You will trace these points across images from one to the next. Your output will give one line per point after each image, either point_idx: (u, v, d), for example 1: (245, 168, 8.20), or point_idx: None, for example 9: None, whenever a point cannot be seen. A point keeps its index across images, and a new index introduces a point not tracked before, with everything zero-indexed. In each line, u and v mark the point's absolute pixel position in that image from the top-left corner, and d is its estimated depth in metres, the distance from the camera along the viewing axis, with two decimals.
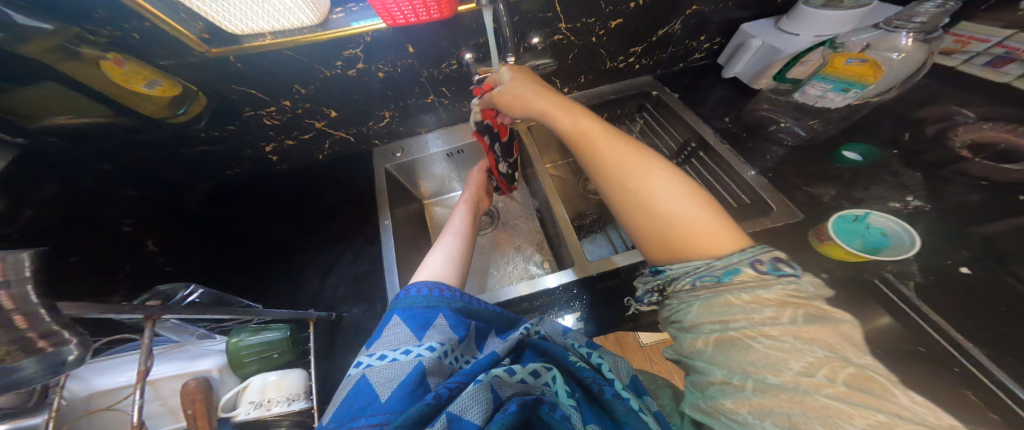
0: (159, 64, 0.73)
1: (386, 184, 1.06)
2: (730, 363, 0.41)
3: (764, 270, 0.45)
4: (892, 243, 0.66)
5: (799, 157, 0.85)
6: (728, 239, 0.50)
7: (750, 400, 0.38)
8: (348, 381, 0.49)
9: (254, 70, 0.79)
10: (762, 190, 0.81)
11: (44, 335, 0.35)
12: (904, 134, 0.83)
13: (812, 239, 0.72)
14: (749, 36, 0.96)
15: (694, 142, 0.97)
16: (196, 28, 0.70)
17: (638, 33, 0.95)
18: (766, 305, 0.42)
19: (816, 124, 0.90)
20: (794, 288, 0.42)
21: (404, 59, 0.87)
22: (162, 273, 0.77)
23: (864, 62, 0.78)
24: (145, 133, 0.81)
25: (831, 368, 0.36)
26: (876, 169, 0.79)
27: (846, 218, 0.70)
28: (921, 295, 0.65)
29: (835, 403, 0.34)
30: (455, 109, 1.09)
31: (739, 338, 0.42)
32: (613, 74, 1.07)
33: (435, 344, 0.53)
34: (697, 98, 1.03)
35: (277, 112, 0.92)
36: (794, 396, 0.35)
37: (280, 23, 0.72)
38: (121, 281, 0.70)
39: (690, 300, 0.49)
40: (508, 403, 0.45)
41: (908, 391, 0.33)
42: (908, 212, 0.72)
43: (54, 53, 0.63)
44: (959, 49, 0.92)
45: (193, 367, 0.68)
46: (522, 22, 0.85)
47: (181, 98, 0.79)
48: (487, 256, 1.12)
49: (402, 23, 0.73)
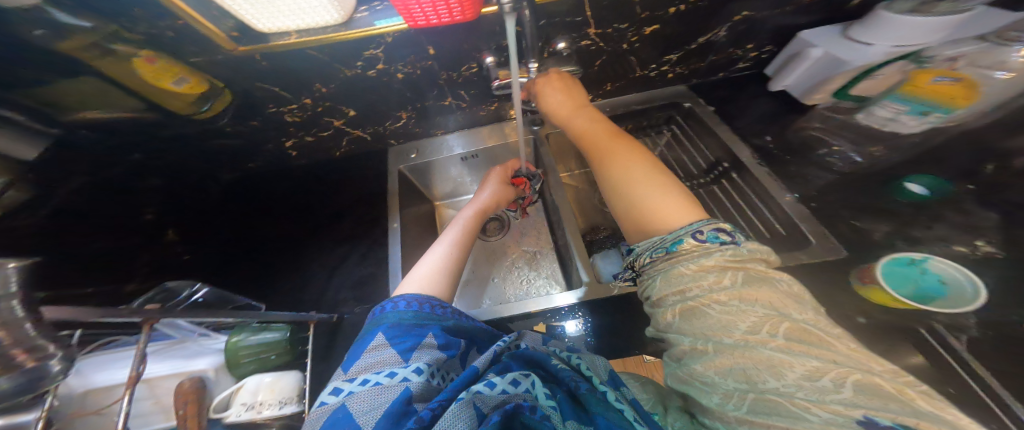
0: (189, 61, 0.73)
1: (398, 185, 1.04)
2: (693, 332, 0.45)
3: (704, 239, 0.50)
4: (950, 293, 0.58)
5: (845, 184, 0.76)
6: (682, 216, 0.56)
7: (713, 361, 0.42)
8: (322, 413, 0.45)
9: (277, 68, 0.78)
10: (800, 220, 0.72)
11: (26, 351, 0.32)
12: (988, 166, 0.71)
13: (854, 280, 0.64)
14: (809, 45, 0.84)
15: (726, 161, 0.89)
16: (225, 26, 0.70)
17: (673, 41, 0.89)
18: (709, 271, 0.47)
19: (880, 151, 0.80)
20: (731, 253, 0.48)
21: (424, 61, 0.85)
22: (179, 262, 0.82)
23: (957, 82, 0.70)
24: (169, 128, 0.82)
25: (770, 324, 0.40)
26: (940, 206, 0.69)
27: (901, 260, 0.61)
28: (981, 357, 0.56)
29: (778, 353, 0.38)
30: (472, 111, 1.06)
31: (695, 307, 0.46)
32: (642, 83, 1.02)
33: (422, 365, 0.50)
34: (732, 112, 0.96)
35: (299, 109, 0.91)
36: (743, 351, 0.40)
37: (305, 22, 0.71)
38: (140, 272, 0.73)
39: (655, 274, 0.54)
40: (491, 416, 0.40)
41: (842, 340, 0.38)
42: (976, 259, 0.62)
43: (89, 50, 0.64)
44: None
45: (188, 366, 0.64)
46: (548, 26, 0.81)
47: (207, 94, 0.80)
48: (495, 265, 1.09)
49: (423, 25, 0.70)
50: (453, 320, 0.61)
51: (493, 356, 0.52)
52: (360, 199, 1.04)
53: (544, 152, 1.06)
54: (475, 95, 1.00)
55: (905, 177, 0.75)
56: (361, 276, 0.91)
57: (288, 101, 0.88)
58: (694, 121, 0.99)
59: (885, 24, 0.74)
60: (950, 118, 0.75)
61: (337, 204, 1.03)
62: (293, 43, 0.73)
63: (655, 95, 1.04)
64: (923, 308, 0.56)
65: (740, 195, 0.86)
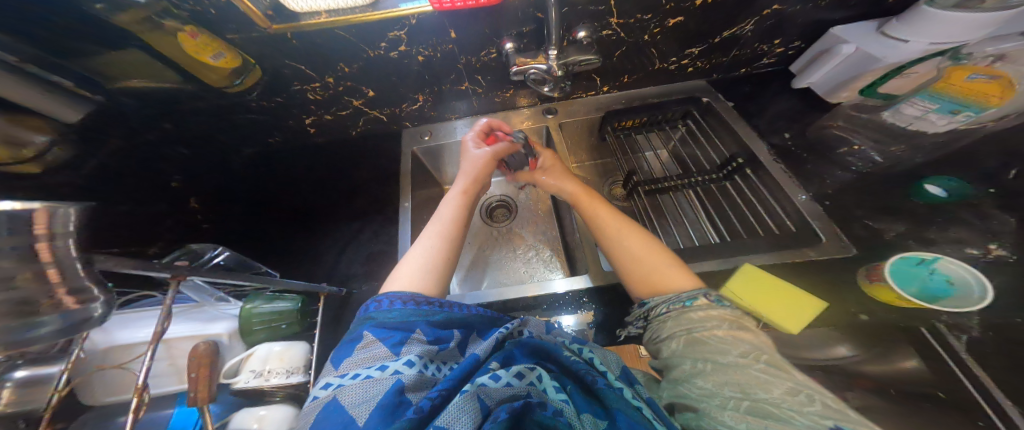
0: (227, 37, 0.73)
1: (411, 166, 1.04)
2: (693, 357, 0.50)
3: (712, 300, 0.56)
4: (953, 294, 0.60)
5: (860, 184, 0.77)
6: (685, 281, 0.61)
7: (710, 375, 0.47)
8: (316, 406, 0.43)
9: (307, 47, 0.78)
10: (813, 218, 0.73)
11: (73, 292, 0.35)
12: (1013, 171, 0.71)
13: (861, 278, 0.66)
14: (840, 41, 0.86)
15: (742, 157, 0.88)
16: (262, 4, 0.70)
17: (697, 34, 0.88)
18: (713, 319, 0.53)
19: (899, 150, 0.80)
20: (732, 311, 0.54)
21: (445, 44, 0.84)
22: (201, 229, 0.84)
23: (989, 80, 0.73)
24: (205, 99, 0.80)
25: (755, 352, 0.47)
26: (959, 208, 0.69)
27: (908, 260, 0.62)
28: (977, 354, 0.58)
29: (760, 374, 0.44)
30: (488, 98, 1.06)
31: (698, 337, 0.51)
32: (661, 76, 1.02)
33: (413, 357, 0.49)
34: (750, 109, 0.96)
35: (322, 88, 0.89)
36: (734, 370, 0.46)
37: (336, 2, 0.71)
38: (165, 232, 0.77)
39: (666, 322, 0.57)
40: (497, 411, 0.41)
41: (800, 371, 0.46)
42: (988, 262, 0.63)
43: (143, 24, 0.65)
44: None
45: (206, 330, 0.67)
46: (570, 14, 0.80)
47: (240, 69, 0.79)
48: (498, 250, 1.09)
49: (448, 7, 0.69)
50: (444, 314, 0.58)
51: (495, 344, 0.52)
52: (373, 178, 1.04)
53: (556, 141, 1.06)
54: (493, 79, 0.99)
55: (922, 180, 0.75)
56: (376, 254, 0.92)
57: (313, 79, 0.86)
58: (711, 116, 0.98)
59: (920, 19, 0.75)
60: (979, 119, 0.76)
61: (349, 182, 1.03)
62: (322, 23, 0.72)
63: (674, 90, 1.04)
64: (926, 307, 0.58)
65: (754, 193, 0.84)
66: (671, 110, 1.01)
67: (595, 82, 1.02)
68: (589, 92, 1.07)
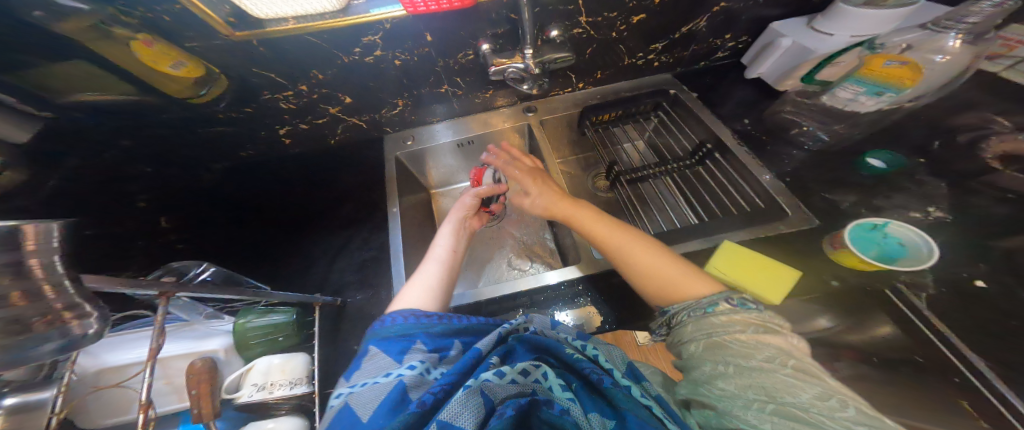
0: (185, 46, 0.73)
1: (396, 172, 1.06)
2: (713, 359, 0.49)
3: (733, 304, 0.55)
4: (909, 253, 0.66)
5: (816, 161, 0.84)
6: (704, 284, 0.61)
7: (732, 378, 0.46)
8: (331, 412, 0.47)
9: (275, 54, 0.79)
10: (777, 195, 0.79)
11: (68, 309, 0.37)
12: (935, 142, 0.81)
13: (827, 246, 0.71)
14: (779, 35, 0.93)
15: (710, 142, 0.94)
16: (223, 12, 0.70)
17: (660, 30, 0.93)
18: (734, 322, 0.52)
19: (842, 129, 0.88)
20: (757, 315, 0.52)
21: (421, 48, 0.86)
22: (175, 252, 0.76)
23: (903, 65, 0.78)
24: (170, 112, 0.80)
25: (783, 356, 0.45)
26: (899, 178, 0.77)
27: (864, 226, 0.68)
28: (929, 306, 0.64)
29: (788, 378, 0.43)
30: (467, 99, 1.08)
31: (720, 340, 0.51)
32: (631, 71, 1.06)
33: (416, 362, 0.52)
34: (715, 98, 1.02)
35: (294, 97, 0.90)
36: (760, 373, 0.45)
37: (303, 8, 0.72)
38: (137, 256, 0.70)
39: (684, 325, 0.57)
40: (503, 408, 0.44)
41: (833, 378, 0.43)
42: (928, 223, 0.71)
43: (90, 33, 0.63)
44: (1005, 53, 0.86)
45: (199, 348, 0.67)
46: (542, 14, 0.83)
47: (203, 79, 0.79)
48: (491, 249, 1.11)
49: (422, 11, 0.72)
50: (443, 324, 0.60)
51: (497, 339, 0.56)
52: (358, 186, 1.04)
53: (539, 138, 1.09)
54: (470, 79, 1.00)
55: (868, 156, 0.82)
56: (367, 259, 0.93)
57: (284, 87, 0.87)
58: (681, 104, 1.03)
59: (840, 15, 0.83)
60: (901, 99, 0.83)
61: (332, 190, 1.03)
62: (290, 30, 0.74)
63: (645, 83, 1.09)
64: (888, 268, 0.64)
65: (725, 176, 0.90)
66: (643, 103, 1.06)
67: (568, 79, 1.06)
68: (566, 89, 1.11)
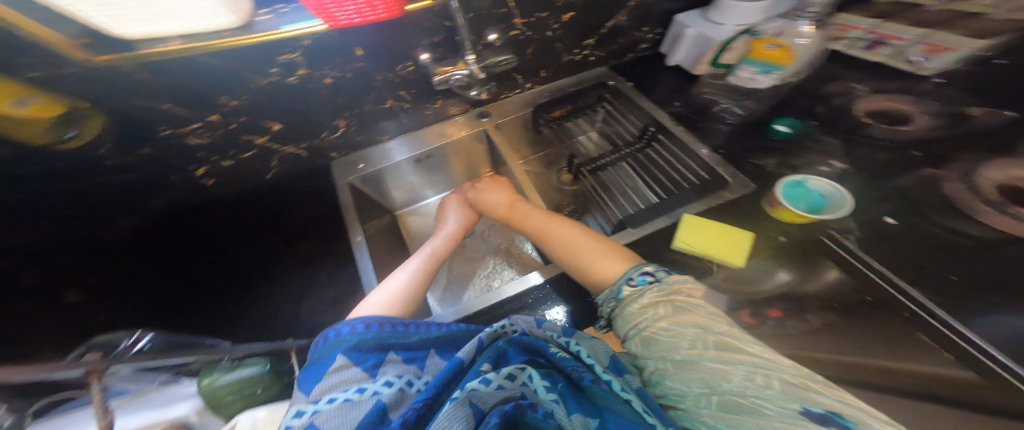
0: (27, 76, 0.60)
1: (352, 200, 1.03)
2: (655, 358, 0.53)
3: (635, 282, 0.63)
4: (830, 203, 0.74)
5: (742, 131, 0.92)
6: (617, 265, 0.68)
7: (673, 373, 0.50)
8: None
9: (165, 77, 0.70)
10: (717, 166, 0.87)
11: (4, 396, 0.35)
12: (819, 106, 0.94)
13: (766, 206, 0.79)
14: (684, 27, 1.01)
15: (653, 125, 1.00)
16: (67, 29, 0.57)
17: (589, 27, 0.99)
18: (648, 307, 0.59)
19: (751, 102, 0.98)
20: (660, 289, 0.60)
21: (353, 63, 0.85)
22: (94, 322, 0.66)
23: (780, 48, 0.90)
24: (27, 165, 0.64)
25: (702, 339, 0.50)
26: (807, 139, 0.87)
27: (791, 184, 0.77)
28: (863, 247, 0.71)
29: (715, 364, 0.47)
30: (417, 113, 1.11)
31: (649, 333, 0.56)
32: (570, 67, 1.11)
33: (392, 377, 0.53)
34: (649, 85, 1.09)
35: (204, 129, 0.84)
36: (691, 364, 0.49)
37: (188, 25, 0.62)
38: (46, 340, 0.59)
39: (616, 320, 0.63)
40: (490, 416, 0.44)
41: (753, 345, 0.49)
42: (834, 174, 0.81)
43: None
44: (843, 36, 1.01)
45: (168, 414, 0.63)
46: (477, 19, 0.85)
47: (63, 119, 0.65)
48: (469, 262, 1.12)
49: (345, 24, 0.71)
50: (420, 333, 0.61)
51: (480, 345, 0.56)
52: (306, 217, 0.99)
53: (498, 145, 1.12)
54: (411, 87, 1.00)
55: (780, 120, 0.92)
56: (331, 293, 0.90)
57: (189, 120, 0.80)
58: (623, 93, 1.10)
59: (726, 6, 0.93)
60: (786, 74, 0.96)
61: (277, 225, 0.96)
62: (180, 50, 0.66)
63: (588, 75, 1.14)
64: (819, 218, 0.71)
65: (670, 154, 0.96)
66: (587, 94, 1.12)
67: (513, 80, 1.09)
68: (514, 90, 1.14)
